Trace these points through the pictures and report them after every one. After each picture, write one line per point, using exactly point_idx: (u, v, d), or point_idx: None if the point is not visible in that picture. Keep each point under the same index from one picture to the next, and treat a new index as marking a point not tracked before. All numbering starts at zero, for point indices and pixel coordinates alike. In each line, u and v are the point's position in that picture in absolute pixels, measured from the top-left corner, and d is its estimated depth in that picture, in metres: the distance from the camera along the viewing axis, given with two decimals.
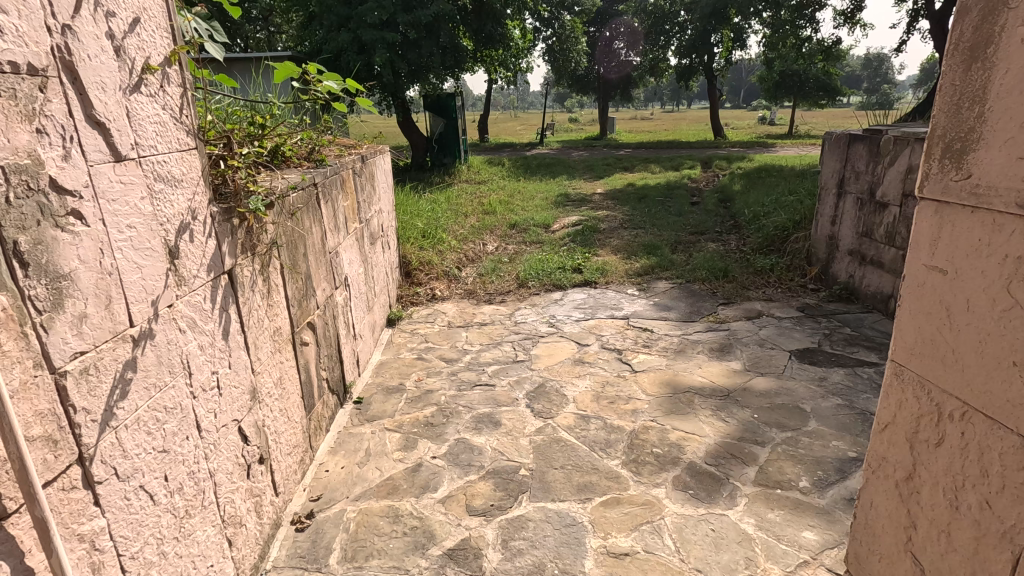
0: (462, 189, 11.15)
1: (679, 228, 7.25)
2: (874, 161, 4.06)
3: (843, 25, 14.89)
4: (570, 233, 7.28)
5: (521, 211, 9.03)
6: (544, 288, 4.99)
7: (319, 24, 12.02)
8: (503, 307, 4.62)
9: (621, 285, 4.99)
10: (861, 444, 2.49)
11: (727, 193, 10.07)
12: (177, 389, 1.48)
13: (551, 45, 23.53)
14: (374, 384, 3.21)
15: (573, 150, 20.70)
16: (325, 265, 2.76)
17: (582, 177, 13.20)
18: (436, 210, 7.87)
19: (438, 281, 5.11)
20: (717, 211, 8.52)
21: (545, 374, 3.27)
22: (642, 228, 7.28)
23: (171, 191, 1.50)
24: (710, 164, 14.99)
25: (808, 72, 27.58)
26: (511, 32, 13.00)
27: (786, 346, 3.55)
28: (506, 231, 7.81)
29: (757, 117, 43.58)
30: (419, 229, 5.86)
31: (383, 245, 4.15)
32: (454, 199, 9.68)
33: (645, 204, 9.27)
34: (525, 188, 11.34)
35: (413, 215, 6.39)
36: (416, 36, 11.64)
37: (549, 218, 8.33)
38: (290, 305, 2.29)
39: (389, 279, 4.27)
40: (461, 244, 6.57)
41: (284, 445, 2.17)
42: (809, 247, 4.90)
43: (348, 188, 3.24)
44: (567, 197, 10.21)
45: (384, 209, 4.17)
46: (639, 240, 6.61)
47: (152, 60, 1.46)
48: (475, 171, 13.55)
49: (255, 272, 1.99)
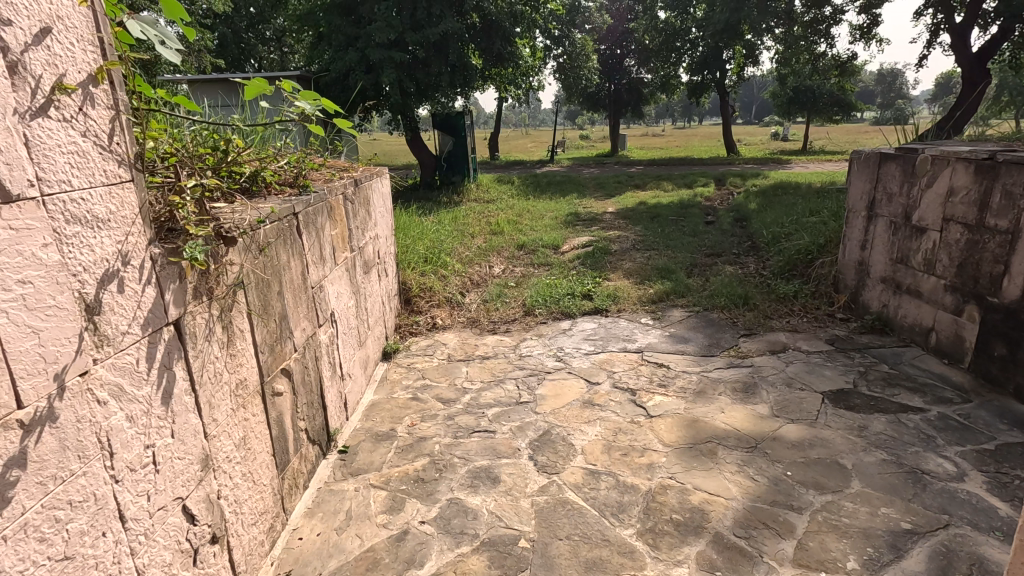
0: (470, 208, 10.96)
1: (695, 250, 6.96)
2: (908, 182, 3.75)
3: (859, 40, 14.65)
4: (580, 255, 7.03)
5: (530, 231, 8.80)
6: (551, 316, 4.71)
7: (328, 44, 12.06)
8: (507, 338, 4.34)
9: (633, 313, 4.69)
10: (914, 512, 2.15)
11: (742, 212, 9.77)
12: (90, 475, 1.21)
13: (562, 63, 23.59)
14: (363, 430, 2.93)
15: (584, 168, 20.52)
16: (306, 302, 2.49)
17: (593, 195, 12.99)
18: (442, 231, 7.67)
19: (440, 308, 4.85)
20: (733, 231, 8.23)
21: (551, 420, 2.97)
22: (655, 250, 7.00)
23: (92, 234, 1.25)
24: (724, 181, 14.69)
25: (821, 87, 27.34)
26: (521, 50, 12.85)
27: (818, 387, 3.21)
28: (514, 252, 7.57)
29: (771, 133, 43.24)
30: (421, 252, 5.63)
31: (379, 273, 3.90)
32: (462, 218, 9.50)
33: (658, 224, 9.01)
34: (535, 207, 11.14)
35: (417, 237, 6.17)
36: (424, 55, 11.61)
37: (558, 238, 8.10)
38: (260, 351, 2.03)
39: (386, 309, 4.02)
40: (466, 267, 6.32)
41: (247, 516, 1.89)
42: (837, 272, 4.58)
43: (337, 215, 3.01)
44: (578, 217, 9.98)
45: (380, 234, 3.93)
46: (653, 263, 6.32)
47: (70, 77, 1.22)
48: (484, 190, 13.38)
49: (213, 319, 1.73)
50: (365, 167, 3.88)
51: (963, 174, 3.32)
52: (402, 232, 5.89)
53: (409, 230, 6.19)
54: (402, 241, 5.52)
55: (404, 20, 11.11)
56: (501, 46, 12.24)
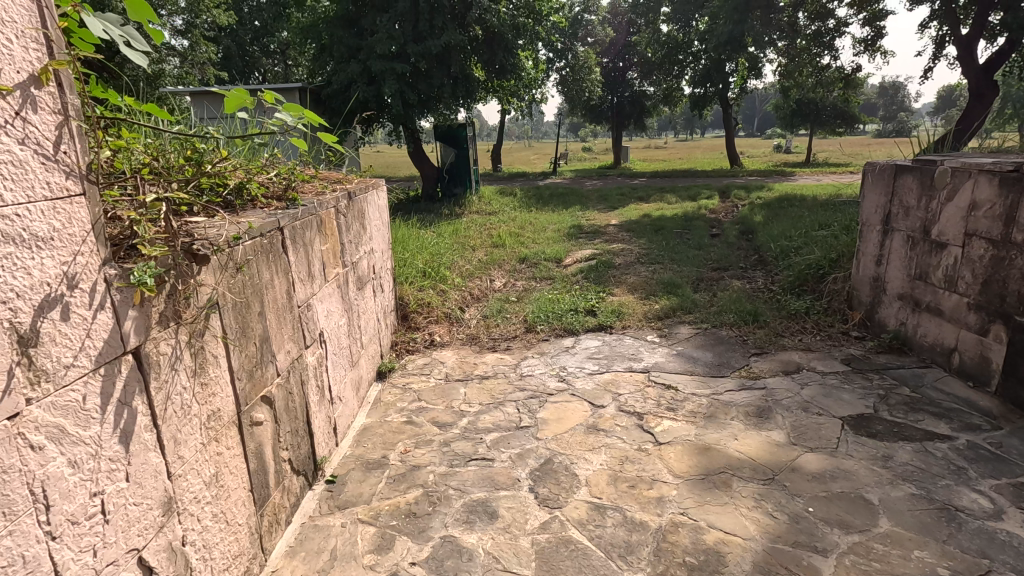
0: (472, 221, 10.85)
1: (701, 264, 6.80)
2: (926, 195, 3.60)
3: (863, 53, 14.57)
4: (583, 268, 6.88)
5: (533, 244, 8.67)
6: (553, 333, 4.55)
7: (330, 56, 12.07)
8: (507, 356, 4.17)
9: (639, 330, 4.52)
10: (951, 556, 1.97)
11: (748, 225, 9.62)
12: (17, 533, 1.06)
13: (564, 75, 23.64)
14: (353, 458, 2.76)
15: (586, 180, 20.45)
16: (292, 322, 2.34)
17: (596, 207, 12.86)
18: (442, 244, 7.55)
19: (438, 324, 4.69)
20: (739, 244, 8.08)
21: (554, 447, 2.80)
22: (660, 264, 6.85)
23: (29, 255, 1.11)
24: (728, 194, 14.57)
25: (825, 100, 27.30)
26: (523, 62, 12.76)
27: (837, 412, 3.03)
28: (516, 266, 7.43)
29: (773, 146, 43.25)
30: (421, 265, 5.49)
31: (374, 288, 3.76)
32: (463, 231, 9.38)
33: (662, 237, 8.86)
34: (537, 219, 11.02)
35: (416, 250, 6.03)
36: (426, 67, 11.59)
37: (561, 252, 7.95)
38: (237, 378, 1.87)
39: (381, 327, 3.87)
40: (466, 281, 6.18)
41: (218, 562, 1.72)
42: (851, 288, 4.41)
43: (328, 229, 2.87)
44: (582, 229, 9.85)
45: (376, 248, 3.79)
46: (658, 277, 6.16)
47: (4, 78, 1.07)
48: (486, 202, 13.28)
49: (180, 346, 1.57)
50: (360, 178, 3.76)
51: (986, 187, 3.16)
52: (401, 245, 5.75)
53: (408, 244, 6.06)
54: (400, 254, 5.39)
55: (405, 32, 11.10)
56: (504, 58, 12.19)
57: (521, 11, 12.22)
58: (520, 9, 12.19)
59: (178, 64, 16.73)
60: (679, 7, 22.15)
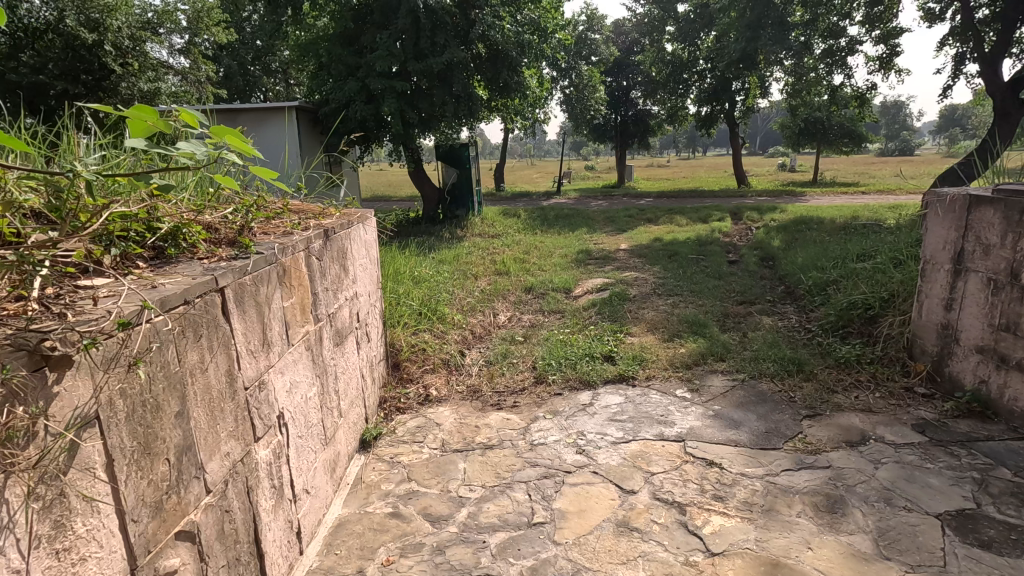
0: (474, 245, 10.34)
1: (724, 297, 6.25)
2: (1013, 231, 3.03)
3: (878, 70, 14.18)
4: (596, 300, 6.33)
5: (539, 271, 8.14)
6: (567, 385, 3.95)
7: (328, 75, 11.71)
8: (514, 416, 3.57)
9: (666, 382, 3.93)
10: None
11: (767, 251, 9.08)
12: None
13: (568, 94, 23.42)
14: (322, 572, 2.17)
15: (592, 200, 20.03)
16: (234, 411, 1.76)
17: (604, 229, 12.35)
18: (442, 274, 7.02)
19: (435, 373, 4.10)
20: (763, 273, 7.52)
21: (576, 560, 2.20)
22: (680, 297, 6.29)
23: None
24: (740, 215, 14.08)
25: (831, 119, 27.04)
26: (528, 80, 12.24)
27: (929, 508, 2.42)
28: (523, 296, 6.88)
29: (779, 164, 42.98)
30: (418, 301, 4.95)
31: (358, 340, 3.19)
32: (464, 257, 8.86)
33: (678, 263, 8.31)
34: (543, 243, 10.50)
35: (412, 284, 5.51)
36: (427, 85, 11.29)
37: (571, 280, 7.41)
38: (131, 520, 1.29)
39: (366, 384, 3.30)
40: (467, 316, 5.62)
41: None
42: (912, 335, 3.81)
43: (296, 278, 2.30)
44: (591, 254, 9.32)
45: (360, 291, 3.23)
46: (680, 314, 5.60)
47: None
48: (490, 224, 12.79)
49: (9, 509, 1.01)
50: (341, 210, 3.23)
51: None
52: (396, 279, 5.24)
53: (404, 277, 5.54)
54: (394, 289, 4.85)
55: (406, 49, 10.74)
56: (508, 76, 11.75)
57: (526, 28, 11.81)
58: (525, 25, 11.79)
59: (178, 83, 16.53)
60: (683, 27, 21.99)
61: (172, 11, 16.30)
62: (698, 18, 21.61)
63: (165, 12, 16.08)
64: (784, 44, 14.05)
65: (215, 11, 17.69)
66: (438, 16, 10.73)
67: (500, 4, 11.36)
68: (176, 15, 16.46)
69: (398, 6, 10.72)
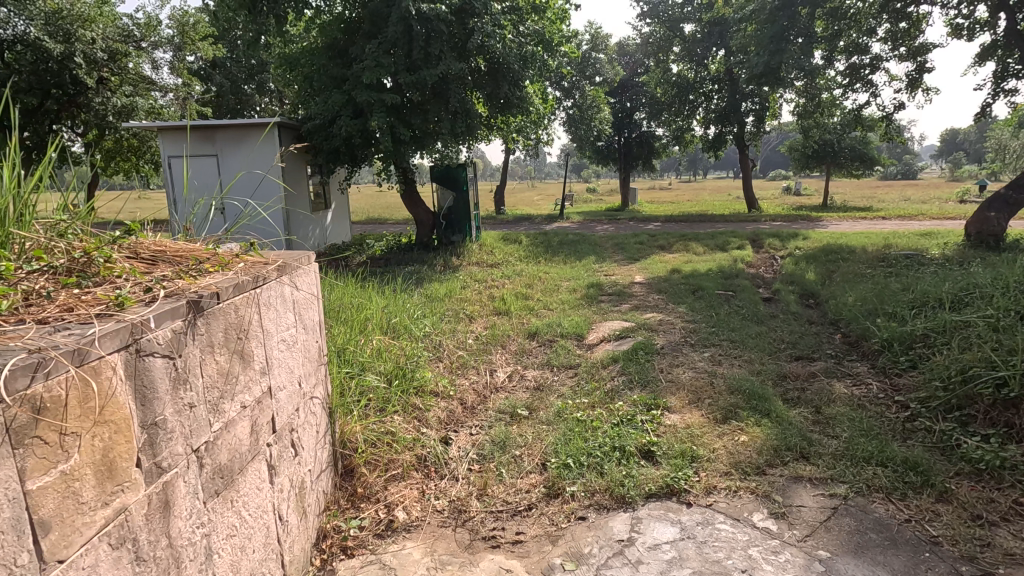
0: (470, 277, 9.25)
1: (771, 349, 5.12)
2: None
3: (907, 89, 13.24)
4: (616, 352, 5.17)
5: (545, 309, 7.03)
6: (593, 503, 2.77)
7: (313, 89, 10.76)
8: (518, 565, 2.37)
9: (734, 499, 2.73)
10: None
11: (804, 287, 7.94)
12: None
13: (571, 115, 22.64)
14: None
15: (597, 224, 19.01)
16: None
17: (613, 258, 11.28)
18: (431, 317, 5.91)
19: (405, 482, 2.91)
20: (809, 317, 6.37)
21: None
22: (719, 351, 5.12)
23: None
24: (760, 242, 13.02)
25: (841, 141, 26.25)
26: (531, 96, 11.26)
27: None
28: (527, 345, 5.72)
29: (783, 188, 42.26)
30: (393, 364, 3.79)
31: (270, 463, 2.01)
32: (459, 291, 7.76)
33: (705, 302, 7.17)
34: (548, 274, 9.41)
35: (386, 339, 4.34)
36: (422, 99, 10.32)
37: (582, 323, 6.26)
38: None
39: (285, 529, 2.11)
40: (455, 378, 4.48)
41: None
42: None
43: (84, 417, 1.15)
44: (603, 289, 8.17)
45: (274, 384, 2.06)
46: (725, 377, 4.45)
47: None
48: (489, 251, 11.72)
49: None
50: (242, 257, 2.12)
51: None
52: (364, 335, 4.08)
53: (374, 331, 4.37)
54: (355, 349, 3.71)
55: (398, 61, 9.79)
56: (509, 91, 10.72)
57: (529, 40, 10.79)
58: (528, 37, 10.78)
59: (161, 100, 15.64)
60: (690, 46, 21.29)
61: (155, 24, 15.49)
62: (705, 36, 20.91)
63: (147, 24, 15.29)
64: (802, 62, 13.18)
65: (202, 25, 16.92)
66: (431, 24, 9.68)
67: (501, 13, 10.35)
68: (160, 29, 15.70)
69: (388, 13, 9.73)
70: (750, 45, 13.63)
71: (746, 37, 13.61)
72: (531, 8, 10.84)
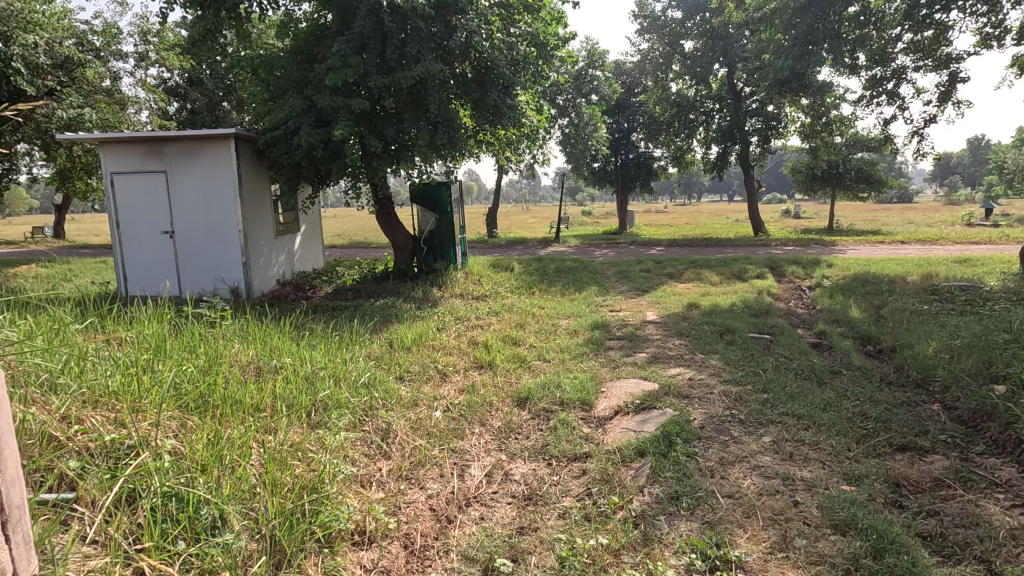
0: (451, 313, 7.79)
1: (854, 432, 3.68)
2: None
3: (937, 102, 11.77)
4: (639, 436, 3.68)
5: (540, 360, 5.57)
6: None
7: (273, 96, 9.40)
8: None
9: None
10: None
11: (857, 330, 6.50)
12: None
13: (567, 134, 21.41)
14: None
15: (595, 249, 17.62)
16: None
17: (618, 289, 9.86)
18: (385, 379, 4.41)
19: None
20: (883, 375, 4.90)
21: None
22: (784, 438, 3.65)
23: None
24: (781, 270, 11.64)
25: (847, 163, 25.25)
26: (523, 105, 9.94)
27: None
28: (515, 418, 4.22)
29: (781, 212, 41.31)
30: (294, 496, 2.33)
31: None
32: (433, 334, 6.29)
33: (741, 350, 5.71)
34: (543, 310, 7.97)
35: (298, 440, 2.88)
36: (396, 107, 8.97)
37: (588, 384, 4.79)
38: None
39: None
40: (400, 492, 2.97)
41: None
42: None
43: None
44: (610, 332, 6.70)
45: None
46: (810, 488, 2.97)
47: None
48: (476, 281, 10.29)
49: None
50: None
51: None
52: (256, 443, 2.62)
53: (282, 430, 2.92)
54: (225, 478, 2.25)
55: (369, 61, 8.44)
56: (499, 99, 9.37)
57: (520, 42, 9.46)
58: (519, 38, 9.44)
59: (122, 115, 14.35)
60: (690, 64, 20.32)
61: (113, 29, 14.31)
62: (707, 53, 19.91)
63: (103, 29, 14.09)
64: (822, 73, 11.92)
65: (168, 34, 15.78)
66: (406, 19, 8.35)
67: (488, 9, 9.01)
68: (121, 37, 14.56)
69: (358, 7, 8.40)
70: (766, 53, 12.38)
71: (764, 44, 12.33)
72: (523, 7, 9.55)
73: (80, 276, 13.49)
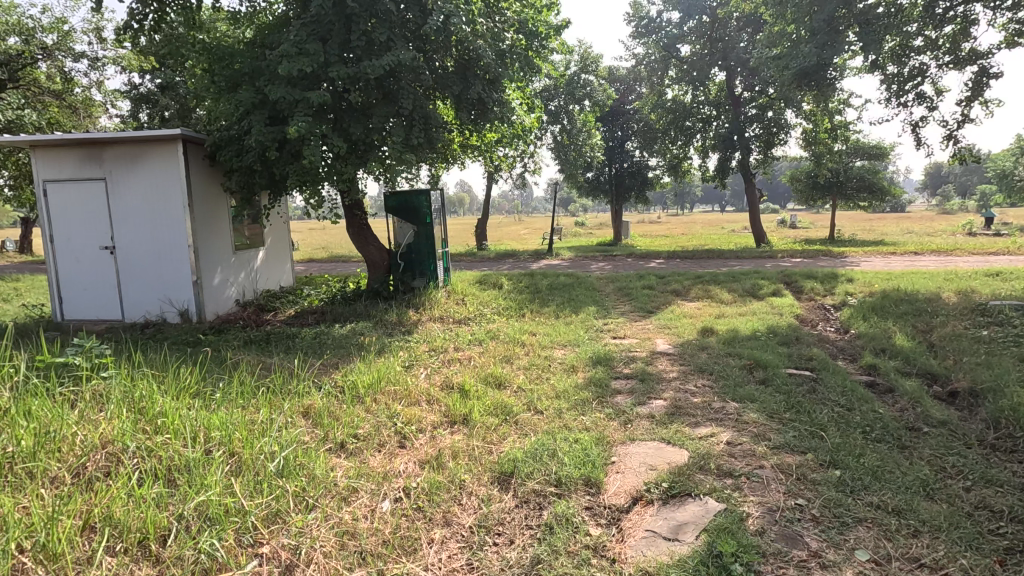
0: (425, 342, 6.60)
1: (990, 547, 2.52)
2: None
3: (965, 101, 10.76)
4: (676, 553, 2.48)
5: (530, 410, 4.38)
6: None
7: (221, 88, 8.16)
8: None
9: None
10: None
11: (915, 364, 5.35)
12: None
13: (559, 141, 20.39)
14: None
15: (591, 262, 16.46)
16: None
17: (620, 309, 8.70)
18: (310, 451, 3.16)
19: None
20: (981, 435, 3.72)
21: None
22: (890, 553, 2.47)
23: None
24: (798, 286, 10.53)
25: (849, 171, 24.41)
26: (511, 101, 8.81)
27: None
28: (493, 509, 2.99)
29: (778, 221, 40.66)
30: None
31: None
32: (397, 373, 5.08)
33: (785, 395, 4.51)
34: (535, 337, 6.77)
35: None
36: (365, 101, 7.79)
37: (594, 451, 3.58)
38: None
39: None
40: None
41: None
42: None
43: None
44: (614, 368, 5.50)
45: None
46: None
47: None
48: (460, 301, 9.12)
49: None
50: None
51: None
52: None
53: None
54: None
55: (330, 48, 7.28)
56: (483, 93, 8.22)
57: (507, 29, 8.35)
58: (505, 26, 8.31)
59: (74, 120, 13.10)
60: (687, 68, 19.37)
61: (64, 26, 13.10)
62: (705, 57, 18.99)
63: (52, 25, 12.88)
64: (840, 68, 10.85)
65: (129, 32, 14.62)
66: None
67: None
68: (74, 35, 13.34)
69: None
70: (779, 50, 11.30)
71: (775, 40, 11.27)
72: None
73: (24, 296, 12.15)
